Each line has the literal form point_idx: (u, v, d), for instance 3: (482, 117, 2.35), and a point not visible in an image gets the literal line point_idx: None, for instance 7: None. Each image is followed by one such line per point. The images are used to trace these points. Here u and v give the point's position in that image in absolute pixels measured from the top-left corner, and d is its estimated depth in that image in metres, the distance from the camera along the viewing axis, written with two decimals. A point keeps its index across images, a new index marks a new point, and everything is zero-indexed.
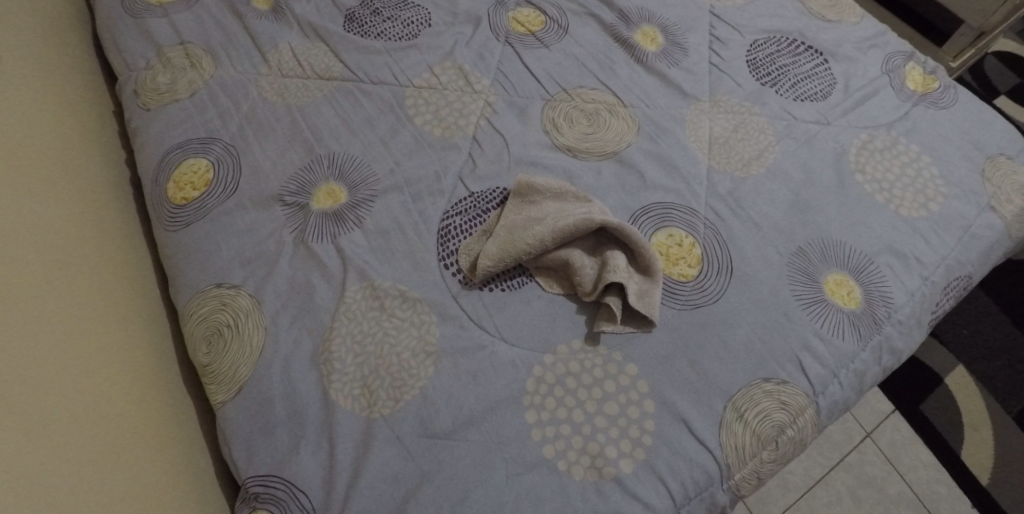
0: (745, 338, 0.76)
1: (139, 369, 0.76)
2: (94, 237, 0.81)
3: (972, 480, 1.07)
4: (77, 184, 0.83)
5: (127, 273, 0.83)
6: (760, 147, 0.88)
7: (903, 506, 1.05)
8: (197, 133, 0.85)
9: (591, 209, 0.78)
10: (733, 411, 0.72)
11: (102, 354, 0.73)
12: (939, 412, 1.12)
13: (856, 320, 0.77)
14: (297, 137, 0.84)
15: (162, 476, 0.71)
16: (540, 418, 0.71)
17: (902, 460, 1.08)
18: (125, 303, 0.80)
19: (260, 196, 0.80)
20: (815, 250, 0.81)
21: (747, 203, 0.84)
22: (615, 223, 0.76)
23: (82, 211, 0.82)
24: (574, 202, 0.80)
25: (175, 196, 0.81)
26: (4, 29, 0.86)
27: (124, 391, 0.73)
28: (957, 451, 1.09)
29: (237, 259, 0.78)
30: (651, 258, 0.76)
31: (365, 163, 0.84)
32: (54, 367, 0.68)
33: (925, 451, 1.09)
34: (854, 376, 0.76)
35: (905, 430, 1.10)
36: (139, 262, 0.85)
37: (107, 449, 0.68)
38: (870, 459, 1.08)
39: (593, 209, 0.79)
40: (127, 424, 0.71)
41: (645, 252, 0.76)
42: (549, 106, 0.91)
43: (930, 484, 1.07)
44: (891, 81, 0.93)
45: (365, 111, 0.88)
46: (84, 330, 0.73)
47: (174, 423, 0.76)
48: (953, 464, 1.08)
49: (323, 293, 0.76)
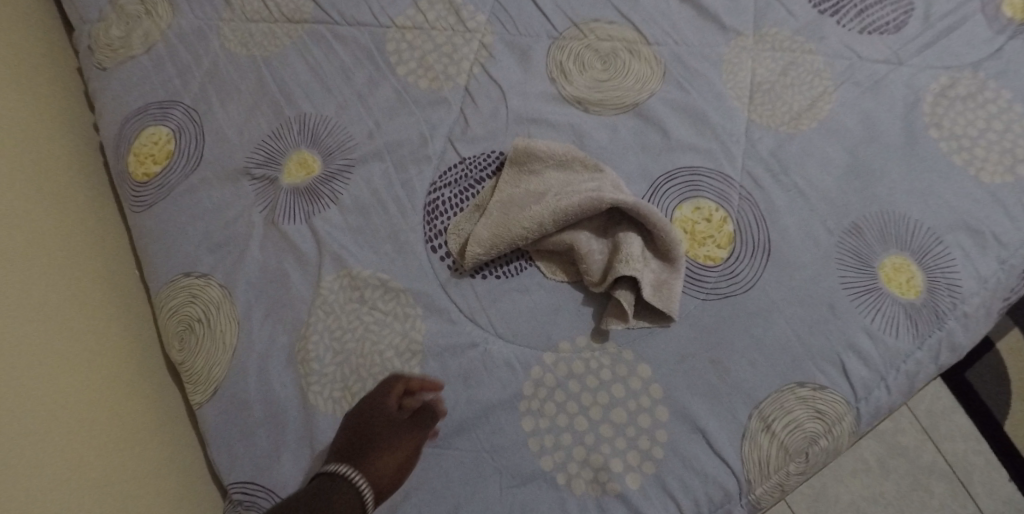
0: (780, 335, 0.66)
1: (114, 353, 0.70)
2: (56, 211, 0.73)
3: (1015, 453, 0.97)
4: (34, 147, 0.75)
5: (94, 249, 0.75)
6: (813, 95, 0.73)
7: (934, 477, 0.97)
8: (156, 97, 0.76)
9: (602, 183, 0.67)
10: (759, 421, 0.64)
11: (79, 340, 0.67)
12: (989, 379, 1.01)
13: (914, 314, 0.67)
14: (266, 97, 0.74)
15: (140, 470, 0.65)
16: (538, 426, 0.64)
17: (939, 429, 0.99)
18: (92, 281, 0.72)
19: (226, 169, 0.72)
20: (871, 227, 0.69)
21: (792, 168, 0.71)
22: (629, 203, 0.64)
23: (40, 178, 0.73)
24: (583, 172, 0.69)
25: (136, 171, 0.73)
26: None
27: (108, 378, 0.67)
28: (1000, 421, 0.99)
29: (205, 244, 0.70)
30: (672, 243, 0.65)
31: (342, 125, 0.73)
32: (24, 345, 0.62)
33: (965, 420, 0.99)
34: (905, 378, 0.66)
35: (945, 398, 1.00)
36: (110, 239, 0.78)
37: (81, 439, 0.62)
38: (903, 427, 0.99)
39: (605, 181, 0.67)
40: (103, 412, 0.65)
41: (665, 235, 0.65)
42: (557, 46, 0.77)
43: (966, 454, 0.98)
44: (983, 6, 0.75)
45: (341, 61, 0.76)
46: (51, 308, 0.66)
47: (153, 415, 0.70)
48: (994, 435, 0.98)
49: (297, 282, 0.68)
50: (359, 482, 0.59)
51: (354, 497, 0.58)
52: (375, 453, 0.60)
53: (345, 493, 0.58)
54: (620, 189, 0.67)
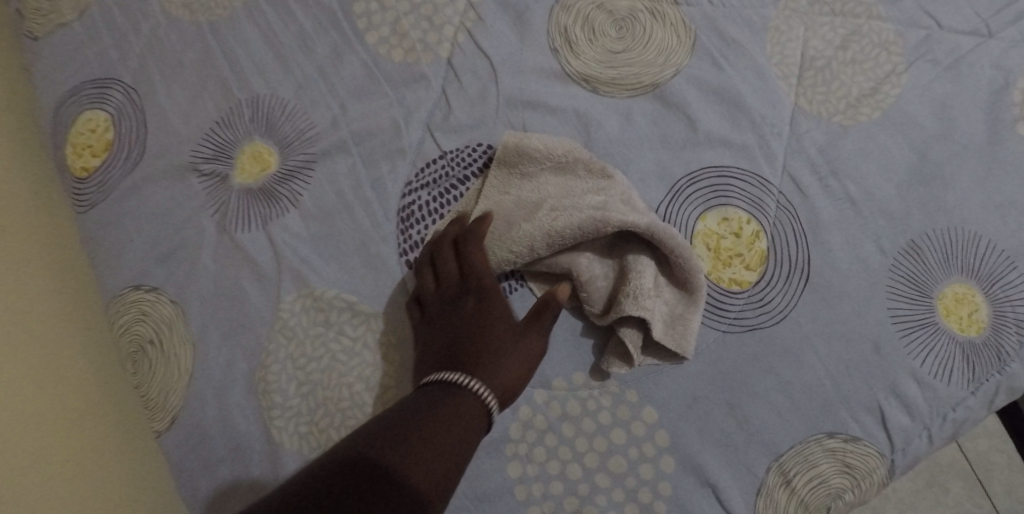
0: (811, 377, 0.56)
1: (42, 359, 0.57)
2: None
3: None
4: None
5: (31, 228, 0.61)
6: (875, 74, 0.59)
7: (951, 474, 0.78)
8: (91, 72, 0.64)
9: (607, 197, 0.56)
10: (778, 475, 0.56)
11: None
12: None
13: (973, 354, 0.56)
14: (214, 74, 0.63)
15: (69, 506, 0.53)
16: (525, 473, 0.57)
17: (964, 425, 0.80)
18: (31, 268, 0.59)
19: (171, 163, 0.62)
20: (933, 248, 0.57)
21: (841, 169, 0.59)
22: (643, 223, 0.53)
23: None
24: (587, 179, 0.57)
25: (74, 165, 0.63)
26: None
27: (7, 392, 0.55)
28: None
29: (153, 252, 0.61)
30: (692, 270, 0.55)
31: (302, 110, 0.62)
32: None
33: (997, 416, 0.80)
34: (953, 427, 0.57)
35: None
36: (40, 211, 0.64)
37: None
38: None
39: (613, 193, 0.56)
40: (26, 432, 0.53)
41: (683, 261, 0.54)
42: (562, 7, 0.63)
43: (988, 448, 0.79)
44: None
45: (301, 28, 0.63)
46: None
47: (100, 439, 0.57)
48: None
49: (255, 301, 0.60)
50: (483, 393, 0.50)
51: (477, 405, 0.49)
52: (491, 359, 0.52)
53: (466, 399, 0.49)
54: (630, 204, 0.56)
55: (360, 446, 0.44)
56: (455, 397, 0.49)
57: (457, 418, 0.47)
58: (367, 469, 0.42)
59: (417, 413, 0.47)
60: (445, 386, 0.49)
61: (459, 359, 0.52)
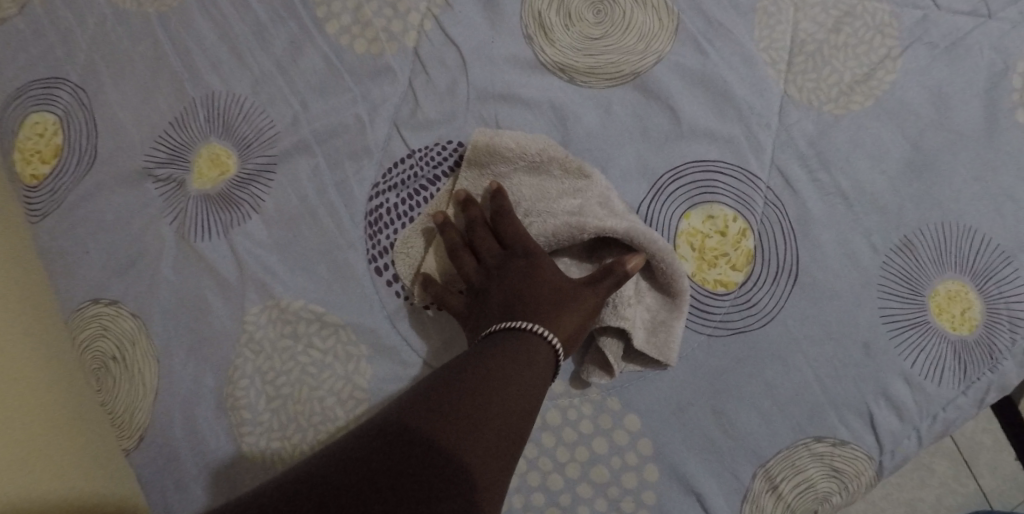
0: (798, 381, 0.54)
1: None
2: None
3: None
4: None
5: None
6: (867, 59, 0.56)
7: (936, 454, 0.76)
8: (36, 71, 0.60)
9: (584, 199, 0.53)
10: (764, 481, 0.54)
11: None
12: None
13: (965, 353, 0.54)
14: (166, 71, 0.59)
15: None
16: (505, 484, 0.55)
17: None
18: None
19: (125, 168, 0.58)
20: (926, 243, 0.54)
21: (830, 161, 0.56)
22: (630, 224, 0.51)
23: None
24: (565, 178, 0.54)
25: (23, 172, 0.60)
26: None
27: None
28: None
29: (110, 263, 0.58)
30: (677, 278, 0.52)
31: (260, 108, 0.58)
32: None
33: None
34: (944, 427, 0.55)
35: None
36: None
37: None
38: None
39: (590, 195, 0.53)
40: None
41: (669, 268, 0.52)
42: None
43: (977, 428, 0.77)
44: None
45: (256, 18, 0.59)
46: None
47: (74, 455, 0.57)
48: None
49: (219, 313, 0.57)
50: (551, 337, 0.47)
51: (546, 350, 0.47)
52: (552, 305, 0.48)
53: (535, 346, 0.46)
54: (607, 206, 0.53)
55: (397, 409, 0.41)
56: (524, 342, 0.46)
57: (526, 362, 0.45)
58: (398, 432, 0.39)
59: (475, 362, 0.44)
60: (511, 331, 0.46)
61: (515, 309, 0.48)
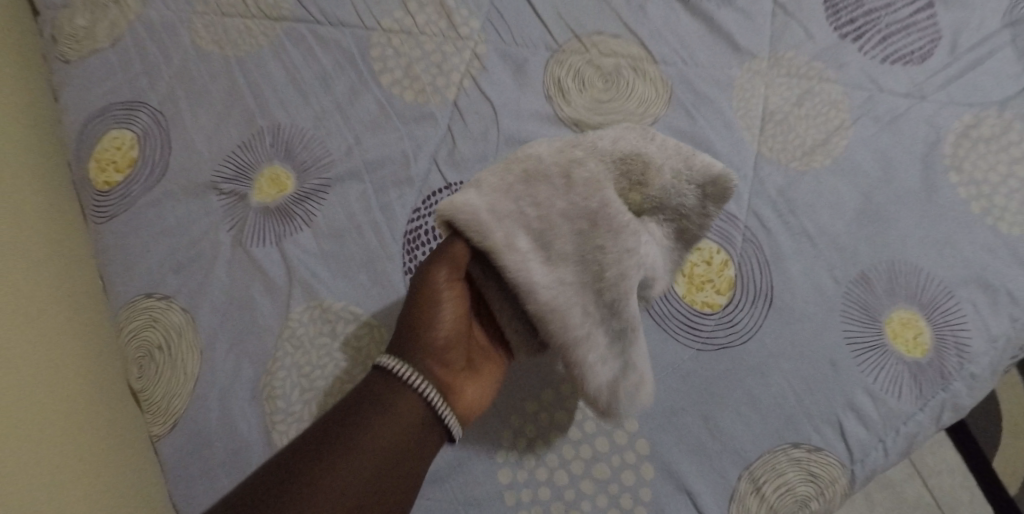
0: (777, 392, 0.62)
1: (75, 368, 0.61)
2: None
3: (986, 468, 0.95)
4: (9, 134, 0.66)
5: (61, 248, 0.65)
6: (827, 128, 0.68)
7: None
8: (121, 95, 0.69)
9: (573, 239, 0.55)
10: (749, 482, 0.60)
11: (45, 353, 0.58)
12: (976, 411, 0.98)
13: (919, 373, 0.62)
14: (239, 103, 0.68)
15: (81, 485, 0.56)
16: (515, 478, 0.61)
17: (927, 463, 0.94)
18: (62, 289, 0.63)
19: (193, 181, 0.66)
20: (881, 278, 0.64)
21: (800, 207, 0.66)
22: (563, 332, 0.54)
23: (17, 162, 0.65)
24: (575, 204, 0.55)
25: (97, 179, 0.67)
26: None
27: (35, 362, 0.56)
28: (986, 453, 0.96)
29: (169, 263, 0.65)
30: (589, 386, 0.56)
31: (319, 139, 0.68)
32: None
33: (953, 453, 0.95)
34: (905, 440, 0.62)
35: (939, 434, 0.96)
36: (51, 208, 0.66)
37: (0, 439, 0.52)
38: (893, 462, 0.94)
39: (580, 234, 0.55)
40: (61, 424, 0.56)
41: (592, 372, 0.56)
42: (555, 61, 0.71)
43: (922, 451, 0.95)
44: (1013, 39, 0.68)
45: (322, 67, 0.70)
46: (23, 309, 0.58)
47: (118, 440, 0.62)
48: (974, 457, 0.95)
49: (265, 311, 0.64)
50: (416, 381, 0.53)
51: (412, 394, 0.53)
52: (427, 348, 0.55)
53: (402, 394, 0.53)
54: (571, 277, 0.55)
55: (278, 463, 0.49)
56: (392, 389, 0.53)
57: (391, 413, 0.52)
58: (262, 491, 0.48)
59: (354, 413, 0.52)
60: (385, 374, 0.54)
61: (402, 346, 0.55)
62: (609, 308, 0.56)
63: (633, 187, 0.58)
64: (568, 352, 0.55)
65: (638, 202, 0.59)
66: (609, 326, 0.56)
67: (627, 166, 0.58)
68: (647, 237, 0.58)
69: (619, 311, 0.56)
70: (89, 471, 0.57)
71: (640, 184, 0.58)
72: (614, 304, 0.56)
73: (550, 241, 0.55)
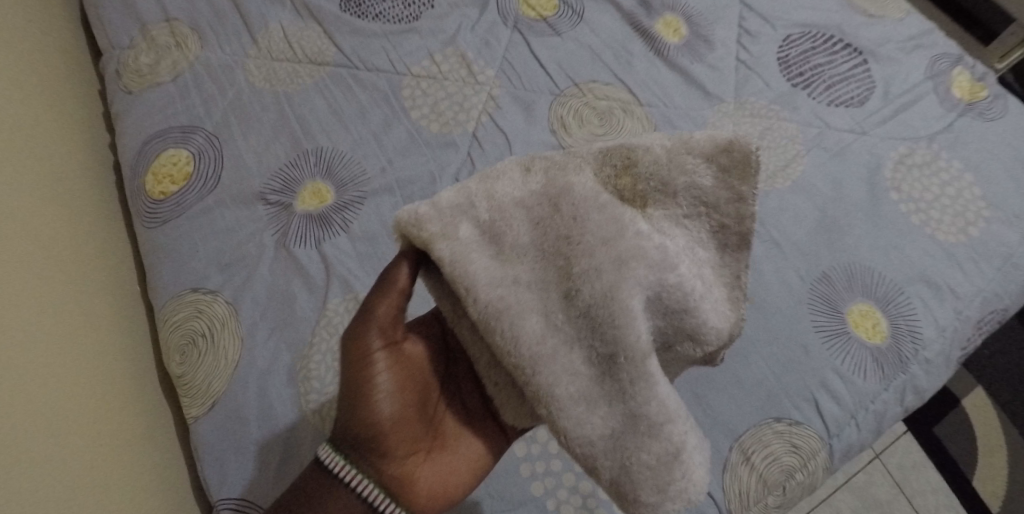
0: (758, 374, 0.70)
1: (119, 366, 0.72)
2: (35, 213, 0.70)
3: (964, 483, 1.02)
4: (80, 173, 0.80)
5: (112, 268, 0.78)
6: (786, 157, 0.80)
7: None
8: (179, 120, 0.78)
9: (527, 229, 0.51)
10: (739, 453, 0.67)
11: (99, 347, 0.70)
12: (956, 435, 1.05)
13: (881, 358, 0.71)
14: (286, 129, 0.78)
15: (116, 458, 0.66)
16: (530, 451, 0.67)
17: (911, 482, 1.02)
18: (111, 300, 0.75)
19: (243, 192, 0.75)
20: (840, 277, 0.74)
21: (767, 220, 0.77)
22: (530, 361, 0.49)
23: (85, 197, 0.79)
24: (531, 191, 0.52)
25: (153, 189, 0.75)
26: None
27: (90, 352, 0.68)
28: (965, 473, 1.03)
29: (217, 262, 0.72)
30: (566, 431, 0.50)
31: (355, 160, 0.77)
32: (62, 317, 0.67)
33: (935, 475, 1.03)
34: (875, 418, 0.70)
35: (916, 454, 1.04)
36: (113, 239, 0.80)
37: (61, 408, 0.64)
38: (877, 481, 1.02)
39: (547, 232, 0.51)
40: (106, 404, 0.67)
41: (574, 418, 0.49)
42: (558, 102, 0.82)
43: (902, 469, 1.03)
44: (935, 87, 0.83)
45: (357, 102, 0.80)
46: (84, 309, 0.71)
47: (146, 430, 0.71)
48: (952, 475, 1.03)
49: (303, 303, 0.71)
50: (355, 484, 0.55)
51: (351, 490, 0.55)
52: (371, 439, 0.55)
53: (341, 495, 0.55)
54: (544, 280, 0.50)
55: None
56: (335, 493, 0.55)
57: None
58: None
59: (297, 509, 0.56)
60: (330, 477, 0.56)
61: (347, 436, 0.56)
62: (591, 322, 0.49)
63: (622, 175, 0.52)
64: (535, 388, 0.49)
65: (631, 183, 0.52)
66: (595, 350, 0.49)
67: (615, 153, 0.52)
68: (640, 223, 0.50)
69: (607, 331, 0.48)
70: (125, 449, 0.67)
71: (630, 164, 0.52)
72: (592, 317, 0.49)
73: (502, 234, 0.51)
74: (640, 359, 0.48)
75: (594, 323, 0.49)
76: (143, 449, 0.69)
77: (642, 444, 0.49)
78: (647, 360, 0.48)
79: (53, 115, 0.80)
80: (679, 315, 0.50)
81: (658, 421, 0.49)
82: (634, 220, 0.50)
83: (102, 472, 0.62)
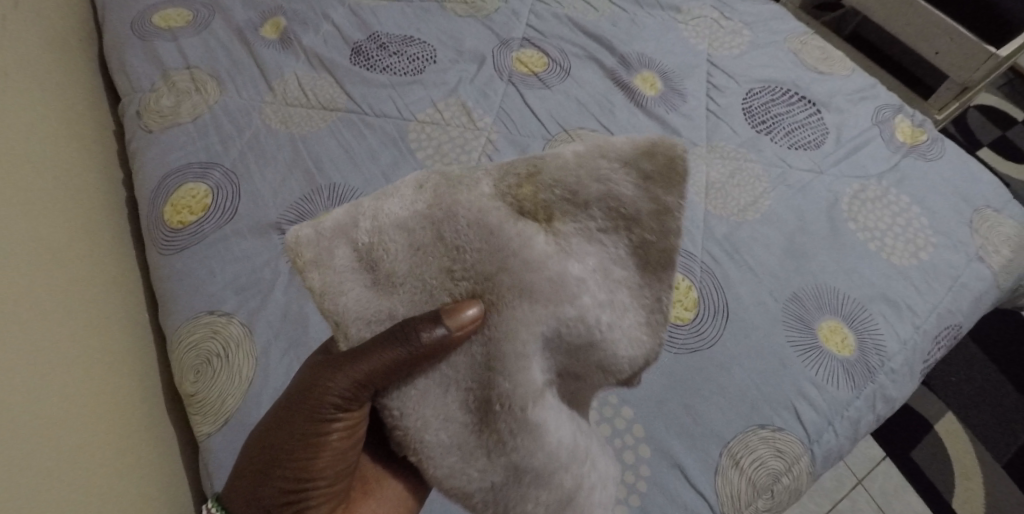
0: (742, 384, 0.75)
1: (127, 380, 0.75)
2: (55, 230, 0.75)
3: (944, 506, 1.07)
4: (100, 204, 0.85)
5: (127, 294, 0.81)
6: (754, 195, 0.88)
7: None
8: (199, 157, 0.84)
9: (424, 247, 0.55)
10: (729, 458, 0.72)
11: (110, 362, 0.73)
12: (930, 459, 1.11)
13: (851, 368, 0.77)
14: (300, 166, 0.84)
15: (117, 471, 0.67)
16: None
17: (893, 508, 1.07)
18: (124, 322, 0.78)
19: (259, 222, 0.80)
20: (810, 296, 0.81)
21: (742, 247, 0.84)
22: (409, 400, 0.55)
23: (104, 224, 0.84)
24: (414, 212, 0.55)
25: (172, 219, 0.80)
26: (24, 38, 0.85)
27: (98, 366, 0.71)
28: (944, 496, 1.08)
29: (232, 286, 0.76)
30: (439, 478, 0.55)
31: (365, 195, 0.83)
32: (73, 329, 0.70)
33: (916, 500, 1.08)
34: (849, 424, 0.76)
35: (895, 478, 1.09)
36: (128, 266, 0.84)
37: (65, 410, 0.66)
38: (861, 507, 1.06)
39: (444, 262, 0.55)
40: (111, 417, 0.70)
41: (446, 467, 0.55)
42: (550, 145, 0.89)
43: (881, 494, 1.08)
44: (881, 132, 0.94)
45: (367, 143, 0.87)
46: (99, 327, 0.74)
47: (149, 444, 0.73)
48: (933, 499, 1.08)
49: (315, 324, 0.74)
50: None
51: None
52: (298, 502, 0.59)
53: None
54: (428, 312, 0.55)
55: None
56: None
57: None
58: None
59: None
60: None
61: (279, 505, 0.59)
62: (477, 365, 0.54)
63: (527, 193, 0.56)
64: (408, 434, 0.55)
65: (533, 193, 0.56)
66: (476, 399, 0.54)
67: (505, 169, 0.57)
68: (539, 238, 0.54)
69: (485, 374, 0.54)
70: (123, 462, 0.68)
71: (534, 175, 0.56)
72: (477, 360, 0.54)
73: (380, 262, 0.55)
74: (518, 408, 0.53)
75: (471, 372, 0.55)
76: (137, 470, 0.70)
77: (520, 497, 0.55)
78: (531, 408, 0.54)
79: (78, 151, 0.86)
80: (583, 352, 0.55)
81: (535, 476, 0.55)
82: (535, 235, 0.54)
83: (90, 480, 0.64)
